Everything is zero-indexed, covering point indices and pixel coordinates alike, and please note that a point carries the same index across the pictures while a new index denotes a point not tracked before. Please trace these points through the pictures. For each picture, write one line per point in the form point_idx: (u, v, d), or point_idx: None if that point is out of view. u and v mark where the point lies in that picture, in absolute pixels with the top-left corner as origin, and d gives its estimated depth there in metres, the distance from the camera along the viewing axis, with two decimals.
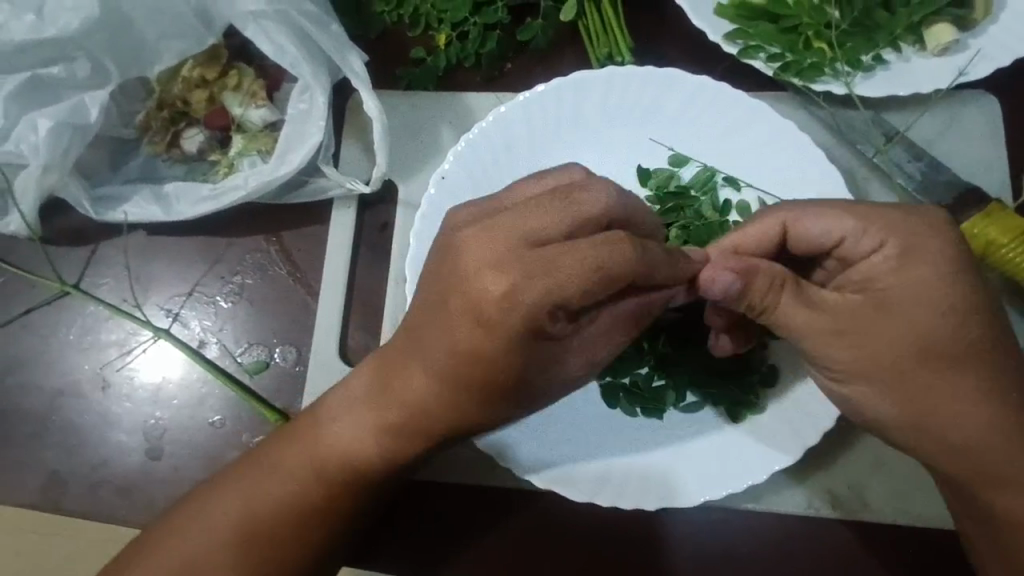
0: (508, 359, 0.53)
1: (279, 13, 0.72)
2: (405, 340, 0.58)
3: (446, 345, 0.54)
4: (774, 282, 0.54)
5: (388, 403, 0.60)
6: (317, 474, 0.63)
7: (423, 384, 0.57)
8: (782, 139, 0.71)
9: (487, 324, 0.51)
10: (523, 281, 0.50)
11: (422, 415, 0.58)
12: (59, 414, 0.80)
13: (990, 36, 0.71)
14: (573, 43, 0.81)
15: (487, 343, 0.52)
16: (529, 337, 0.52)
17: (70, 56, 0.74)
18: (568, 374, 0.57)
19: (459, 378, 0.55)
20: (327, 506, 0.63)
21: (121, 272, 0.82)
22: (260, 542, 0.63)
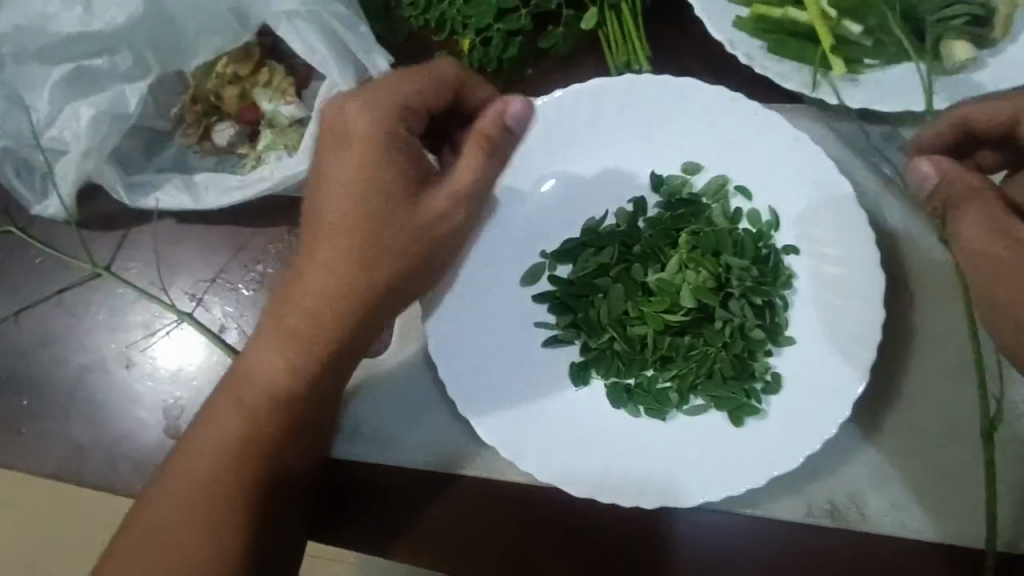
0: (390, 177, 0.66)
1: (311, 13, 0.76)
2: (323, 219, 0.67)
3: (342, 216, 0.67)
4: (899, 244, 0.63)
5: (298, 307, 0.67)
6: (255, 405, 0.67)
7: (334, 257, 0.67)
8: (806, 149, 0.70)
9: (392, 194, 0.66)
10: (474, 152, 0.69)
11: (352, 265, 0.67)
12: (85, 389, 0.83)
13: (1006, 55, 0.72)
14: (593, 52, 0.83)
15: (355, 188, 0.66)
16: (383, 164, 0.66)
17: (114, 48, 0.78)
18: (430, 208, 0.68)
19: (371, 235, 0.66)
20: (262, 439, 0.66)
21: (150, 257, 0.86)
22: (247, 461, 0.65)
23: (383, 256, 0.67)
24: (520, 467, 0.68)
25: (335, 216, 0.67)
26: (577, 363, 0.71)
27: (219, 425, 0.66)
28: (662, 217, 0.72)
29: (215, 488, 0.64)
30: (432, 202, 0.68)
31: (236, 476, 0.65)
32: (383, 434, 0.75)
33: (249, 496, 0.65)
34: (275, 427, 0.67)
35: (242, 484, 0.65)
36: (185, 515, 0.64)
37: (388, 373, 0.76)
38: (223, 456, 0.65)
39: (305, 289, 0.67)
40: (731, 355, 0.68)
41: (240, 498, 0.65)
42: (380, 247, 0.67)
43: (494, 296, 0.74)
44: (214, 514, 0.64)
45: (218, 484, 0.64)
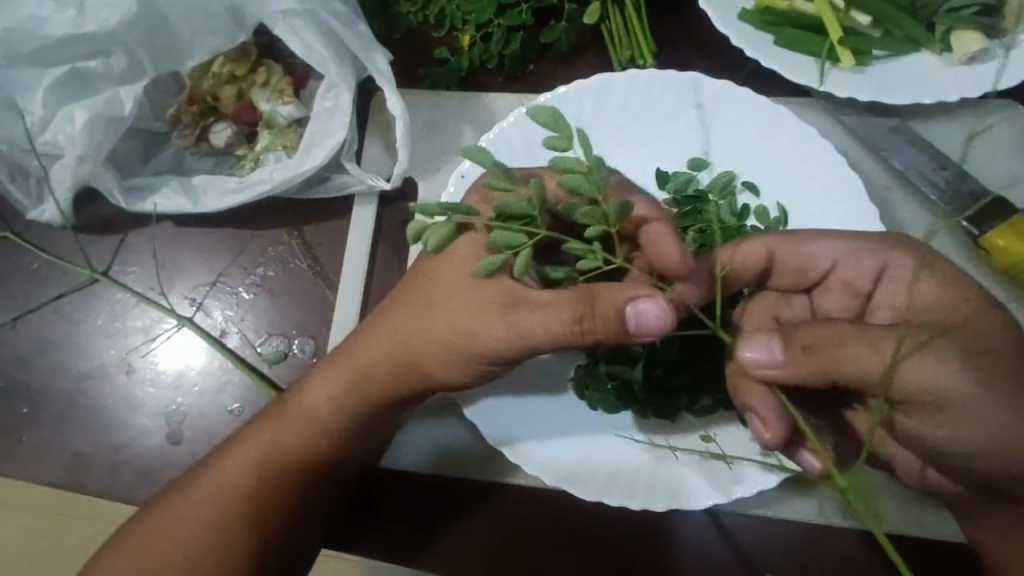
0: (487, 284, 0.60)
1: (308, 12, 0.74)
2: (427, 279, 0.63)
3: (442, 285, 0.62)
4: (813, 332, 0.54)
5: (369, 364, 0.66)
6: (301, 435, 0.68)
7: (425, 325, 0.63)
8: (806, 145, 0.71)
9: (485, 287, 0.60)
10: (563, 312, 0.57)
11: (412, 347, 0.64)
12: (85, 396, 0.82)
13: (1019, 45, 0.70)
14: (595, 48, 0.82)
15: (451, 279, 0.62)
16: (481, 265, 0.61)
17: (107, 51, 0.76)
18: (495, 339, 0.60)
19: (456, 314, 0.61)
20: (293, 470, 0.68)
21: (148, 261, 0.85)
22: (270, 480, 0.67)
23: (446, 359, 0.63)
24: (529, 471, 0.68)
25: (435, 279, 0.63)
26: (581, 366, 0.69)
27: (258, 441, 0.68)
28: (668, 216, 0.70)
29: (239, 503, 0.66)
30: (496, 326, 0.60)
31: (259, 493, 0.67)
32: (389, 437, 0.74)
33: (264, 521, 0.67)
34: (310, 463, 0.69)
35: (261, 507, 0.67)
36: (203, 524, 0.66)
37: None
38: (254, 474, 0.67)
39: (373, 355, 0.66)
40: None
41: (260, 522, 0.67)
42: (453, 340, 0.62)
43: None
44: (230, 526, 0.66)
45: (241, 499, 0.66)
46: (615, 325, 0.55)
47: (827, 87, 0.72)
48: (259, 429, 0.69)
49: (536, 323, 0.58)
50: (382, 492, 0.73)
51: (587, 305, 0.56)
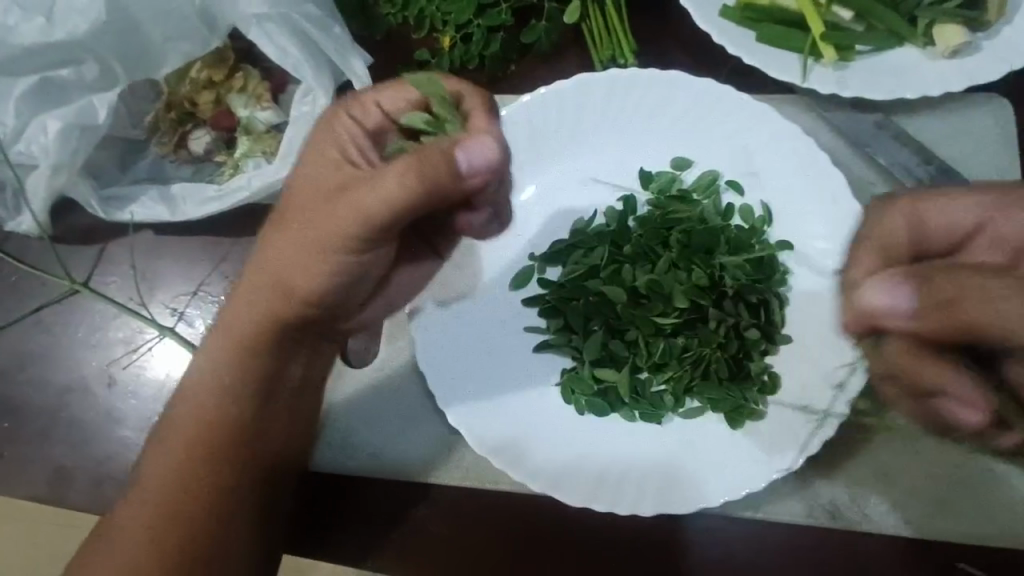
0: (315, 185, 0.63)
1: (281, 16, 0.73)
2: (280, 216, 0.64)
3: (283, 215, 0.64)
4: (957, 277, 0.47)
5: (238, 299, 0.66)
6: (195, 400, 0.66)
7: (288, 247, 0.63)
8: (790, 142, 0.70)
9: (333, 189, 0.62)
10: (394, 173, 0.58)
11: (291, 277, 0.64)
12: (67, 409, 0.81)
13: (1002, 37, 0.70)
14: (576, 47, 0.81)
15: (316, 203, 0.62)
16: (341, 179, 0.62)
17: (79, 58, 0.75)
18: (370, 225, 0.60)
19: (293, 225, 0.62)
20: (196, 442, 0.66)
21: (128, 271, 0.83)
22: (184, 458, 0.65)
23: (327, 269, 0.63)
24: (514, 475, 0.66)
25: (285, 213, 0.64)
26: (568, 370, 0.69)
27: (166, 425, 0.67)
28: (652, 216, 0.69)
29: (165, 502, 0.64)
30: (360, 210, 0.60)
31: (178, 475, 0.65)
32: (373, 444, 0.73)
33: (191, 499, 0.65)
34: (218, 429, 0.66)
35: (185, 497, 0.64)
36: (139, 520, 0.63)
37: (376, 385, 0.75)
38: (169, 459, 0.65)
39: (256, 294, 0.65)
40: (725, 356, 0.66)
41: (185, 501, 0.64)
42: (332, 249, 0.62)
43: (484, 303, 0.73)
44: (164, 515, 0.64)
45: (167, 494, 0.64)
46: (444, 169, 0.58)
47: (810, 83, 0.71)
48: (171, 414, 0.67)
49: (383, 196, 0.58)
50: (346, 493, 0.73)
51: (416, 164, 0.58)
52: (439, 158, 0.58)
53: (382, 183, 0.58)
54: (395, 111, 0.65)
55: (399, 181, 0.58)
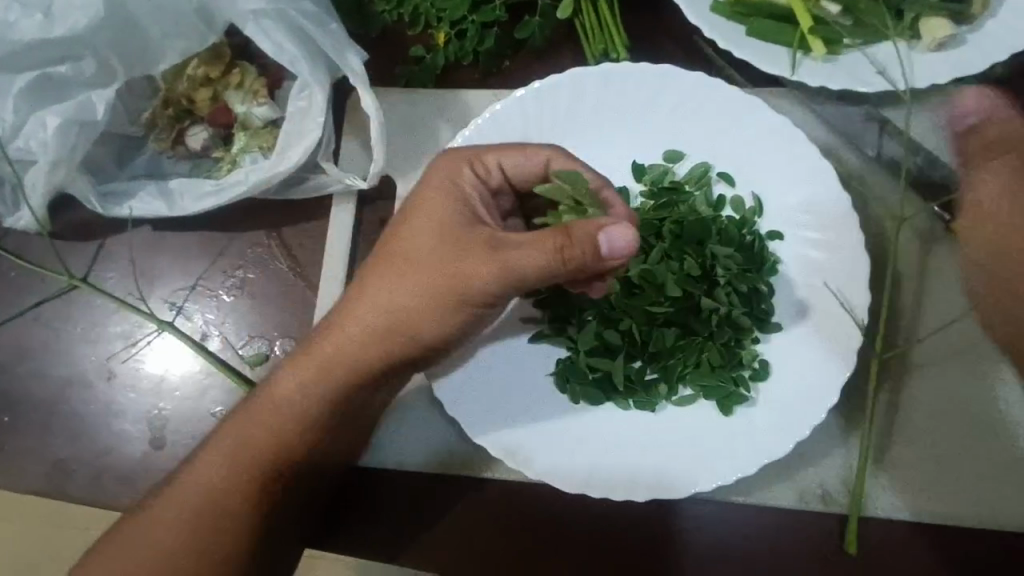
0: (444, 233, 0.63)
1: (278, 12, 0.74)
2: (392, 245, 0.64)
3: (398, 242, 0.64)
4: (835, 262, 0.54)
5: (345, 326, 0.66)
6: (274, 410, 0.67)
7: (403, 287, 0.64)
8: (778, 135, 0.71)
9: (458, 240, 0.63)
10: (544, 244, 0.59)
11: (393, 316, 0.64)
12: (67, 403, 0.82)
13: (987, 31, 0.71)
14: (569, 43, 0.82)
15: (428, 242, 0.63)
16: (456, 226, 0.63)
17: (77, 55, 0.76)
18: (483, 278, 0.62)
19: (416, 268, 0.63)
20: (266, 451, 0.67)
21: (127, 266, 0.84)
22: (248, 466, 0.66)
23: (435, 316, 0.64)
24: (510, 463, 0.68)
25: (403, 246, 0.64)
26: (563, 359, 0.70)
27: (233, 426, 0.67)
28: (645, 207, 0.71)
29: (212, 494, 0.66)
30: (488, 266, 0.62)
31: (239, 480, 0.66)
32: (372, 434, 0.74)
33: (243, 502, 0.66)
34: (289, 447, 0.67)
35: (233, 493, 0.66)
36: (194, 507, 0.66)
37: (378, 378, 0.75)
38: (226, 453, 0.66)
39: (355, 325, 0.65)
40: (718, 345, 0.67)
41: (236, 500, 0.66)
42: (445, 298, 0.63)
43: None
44: (213, 511, 0.65)
45: (218, 485, 0.66)
46: (588, 252, 0.58)
47: (800, 76, 0.72)
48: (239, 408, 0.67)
49: (523, 262, 0.60)
50: (365, 487, 0.74)
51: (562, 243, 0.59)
52: (590, 236, 0.58)
53: (518, 249, 0.60)
54: (522, 174, 0.67)
55: (539, 248, 0.59)
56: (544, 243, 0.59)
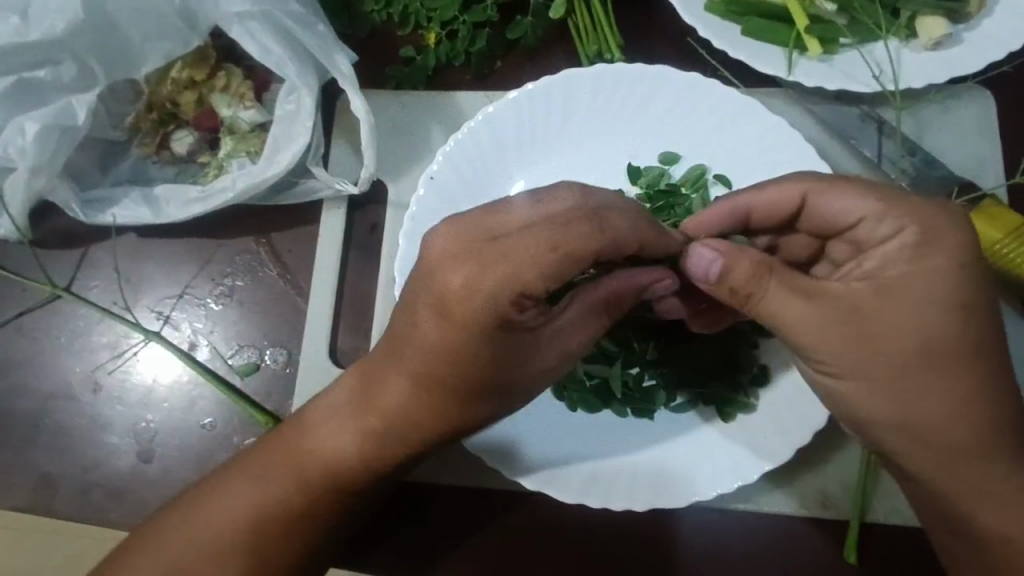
0: (479, 346, 0.53)
1: (264, 14, 0.72)
2: (417, 332, 0.54)
3: (421, 344, 0.54)
4: (760, 267, 0.53)
5: (373, 423, 0.59)
6: (300, 491, 0.62)
7: (432, 378, 0.55)
8: (774, 136, 0.70)
9: (497, 331, 0.53)
10: (589, 316, 0.58)
11: (429, 405, 0.56)
12: (51, 416, 0.80)
13: (982, 29, 0.70)
14: (562, 42, 0.80)
15: (460, 332, 0.53)
16: (493, 322, 0.52)
17: (56, 59, 0.73)
18: (536, 366, 0.57)
19: (448, 378, 0.55)
20: (296, 534, 0.62)
21: (111, 275, 0.82)
22: (276, 538, 0.62)
23: (476, 406, 0.57)
24: (506, 470, 0.67)
25: (430, 339, 0.54)
26: None
27: (265, 480, 0.63)
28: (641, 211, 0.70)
29: (237, 550, 0.62)
30: (534, 364, 0.57)
31: (266, 547, 0.62)
32: None
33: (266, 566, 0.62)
34: (322, 518, 0.63)
35: (260, 550, 0.62)
36: (201, 558, 0.62)
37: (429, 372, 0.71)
38: (255, 527, 0.62)
39: (388, 407, 0.58)
40: (716, 350, 0.67)
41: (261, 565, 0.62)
42: (488, 387, 0.56)
43: None
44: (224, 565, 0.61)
45: (246, 560, 0.62)
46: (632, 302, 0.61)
47: (795, 76, 0.71)
48: (262, 476, 0.63)
49: (573, 342, 0.58)
50: (391, 504, 0.72)
51: (607, 301, 0.58)
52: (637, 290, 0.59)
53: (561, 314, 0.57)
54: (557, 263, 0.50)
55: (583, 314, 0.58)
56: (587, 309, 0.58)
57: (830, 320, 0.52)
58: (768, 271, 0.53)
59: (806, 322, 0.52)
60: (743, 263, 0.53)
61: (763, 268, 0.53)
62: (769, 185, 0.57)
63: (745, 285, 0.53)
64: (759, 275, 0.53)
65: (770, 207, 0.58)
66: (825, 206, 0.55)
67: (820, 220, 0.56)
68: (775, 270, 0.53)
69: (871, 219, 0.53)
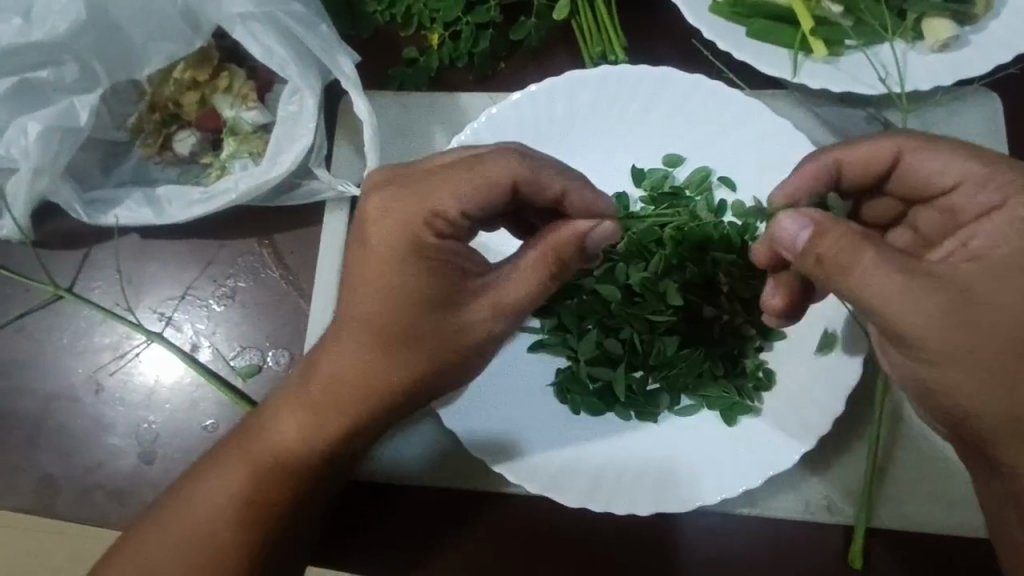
0: (413, 293, 0.56)
1: (266, 15, 0.72)
2: (348, 288, 0.58)
3: (359, 300, 0.57)
4: (852, 237, 0.50)
5: (320, 392, 0.60)
6: (262, 470, 0.62)
7: (369, 330, 0.57)
8: (780, 138, 0.70)
9: (427, 277, 0.56)
10: (529, 267, 0.57)
11: (369, 360, 0.58)
12: (53, 418, 0.79)
13: (989, 31, 0.70)
14: (566, 43, 0.80)
15: (389, 280, 0.56)
16: (413, 261, 0.56)
17: (58, 60, 0.73)
18: (473, 318, 0.58)
19: (388, 332, 0.57)
20: (266, 514, 0.63)
21: (113, 276, 0.82)
22: (243, 517, 0.63)
23: (415, 358, 0.58)
24: (507, 475, 0.66)
25: (362, 292, 0.57)
26: (564, 370, 0.68)
27: (236, 463, 0.63)
28: (646, 213, 0.70)
29: (220, 538, 0.62)
30: (472, 314, 0.58)
31: (235, 523, 0.63)
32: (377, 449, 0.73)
33: (240, 545, 0.62)
34: (288, 494, 0.63)
35: (236, 529, 0.62)
36: (186, 546, 0.63)
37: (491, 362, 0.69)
38: (230, 513, 0.63)
39: (331, 371, 0.59)
40: (720, 353, 0.67)
41: (235, 545, 0.62)
42: (421, 335, 0.58)
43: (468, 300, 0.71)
44: (211, 549, 0.62)
45: (223, 538, 0.62)
46: (574, 257, 0.57)
47: (800, 79, 0.71)
48: (227, 462, 0.63)
49: (513, 295, 0.58)
50: (381, 501, 0.72)
51: (546, 256, 0.57)
52: (573, 239, 0.56)
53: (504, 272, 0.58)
54: (478, 196, 0.57)
55: (527, 269, 0.58)
56: (528, 262, 0.57)
57: (922, 299, 0.49)
58: (862, 245, 0.49)
59: (905, 293, 0.49)
60: (836, 232, 0.50)
61: (856, 241, 0.49)
62: (867, 142, 0.58)
63: (838, 255, 0.50)
64: (852, 247, 0.49)
65: (861, 162, 0.58)
66: (918, 166, 0.57)
67: (913, 180, 0.58)
68: (871, 240, 0.50)
69: (972, 183, 0.55)
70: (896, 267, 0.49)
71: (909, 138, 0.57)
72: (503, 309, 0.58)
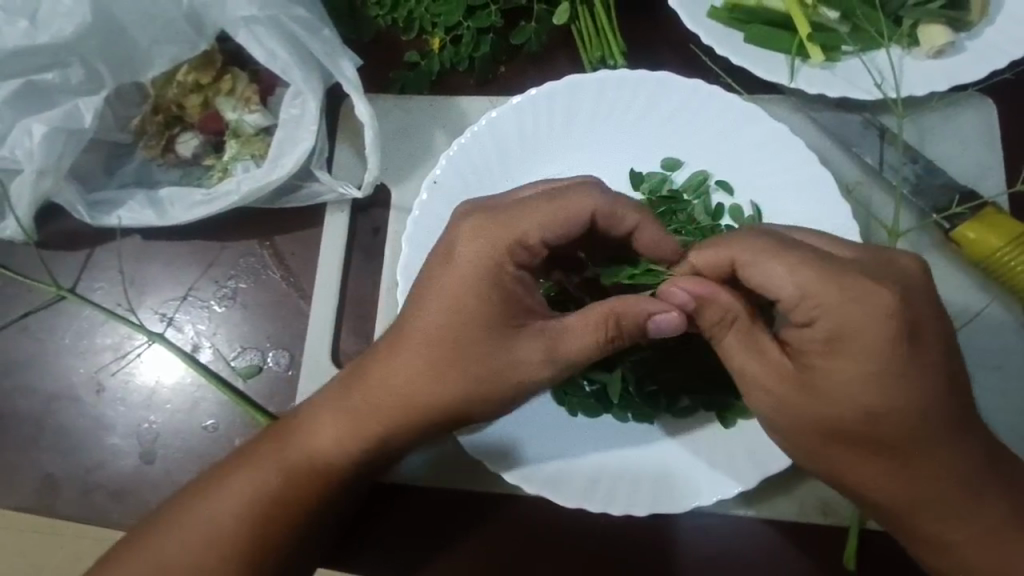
0: (477, 316, 0.58)
1: (270, 18, 0.73)
2: (417, 303, 0.60)
3: (424, 316, 0.60)
4: (728, 314, 0.55)
5: (365, 407, 0.62)
6: (298, 469, 0.64)
7: (427, 346, 0.59)
8: (779, 142, 0.71)
9: (494, 309, 0.58)
10: (587, 321, 0.58)
11: (421, 376, 0.60)
12: (54, 417, 0.80)
13: (985, 37, 0.71)
14: (566, 48, 0.81)
15: (457, 299, 0.59)
16: (487, 290, 0.58)
17: (64, 62, 0.74)
18: (525, 360, 0.59)
19: (444, 350, 0.59)
20: (290, 518, 0.64)
21: (116, 276, 0.82)
22: (262, 518, 0.63)
23: (466, 386, 0.59)
24: (507, 477, 0.67)
25: (427, 310, 0.59)
26: None
27: (268, 464, 0.64)
28: None
29: (229, 537, 0.62)
30: (524, 352, 0.59)
31: (252, 524, 0.63)
32: None
33: (255, 542, 0.63)
34: (314, 497, 0.64)
35: (253, 531, 0.63)
36: (194, 548, 0.63)
37: None
38: (247, 513, 0.63)
39: (382, 382, 0.61)
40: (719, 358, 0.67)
41: (249, 545, 0.63)
42: (477, 366, 0.59)
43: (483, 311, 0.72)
44: (220, 551, 0.62)
45: (235, 540, 0.62)
46: (637, 333, 0.58)
47: (796, 84, 0.72)
48: (255, 467, 0.64)
49: (570, 347, 0.58)
50: (382, 504, 0.72)
51: (607, 318, 0.57)
52: (639, 315, 0.57)
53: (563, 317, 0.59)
54: (561, 229, 0.59)
55: (580, 323, 0.58)
56: (585, 315, 0.58)
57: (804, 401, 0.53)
58: (733, 321, 0.55)
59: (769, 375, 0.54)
60: (714, 307, 0.55)
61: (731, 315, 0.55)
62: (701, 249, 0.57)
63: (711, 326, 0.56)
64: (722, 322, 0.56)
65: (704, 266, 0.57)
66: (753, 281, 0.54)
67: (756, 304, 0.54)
68: (742, 323, 0.55)
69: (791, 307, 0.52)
70: (752, 344, 0.55)
71: (741, 243, 0.54)
72: (553, 355, 0.58)
